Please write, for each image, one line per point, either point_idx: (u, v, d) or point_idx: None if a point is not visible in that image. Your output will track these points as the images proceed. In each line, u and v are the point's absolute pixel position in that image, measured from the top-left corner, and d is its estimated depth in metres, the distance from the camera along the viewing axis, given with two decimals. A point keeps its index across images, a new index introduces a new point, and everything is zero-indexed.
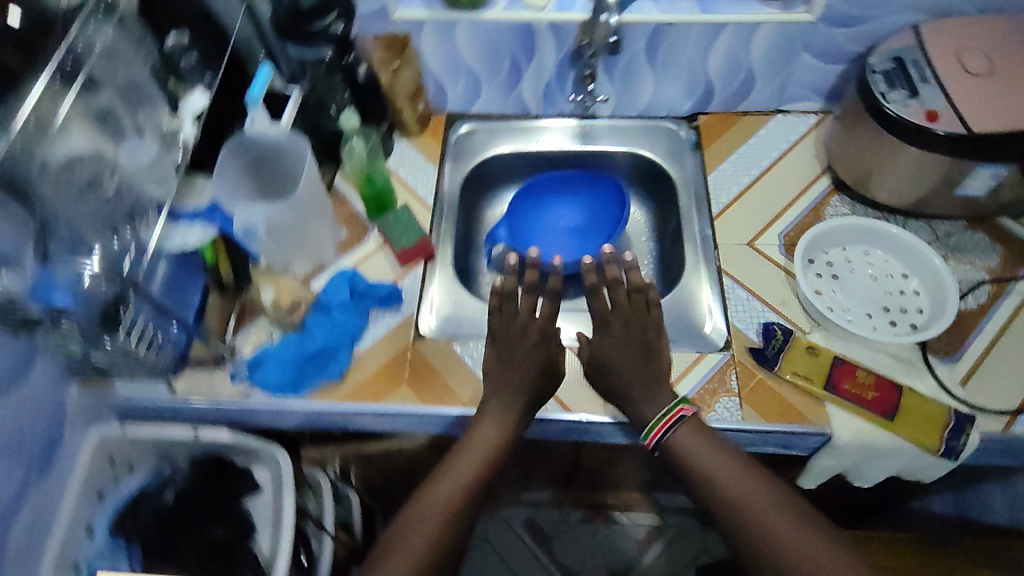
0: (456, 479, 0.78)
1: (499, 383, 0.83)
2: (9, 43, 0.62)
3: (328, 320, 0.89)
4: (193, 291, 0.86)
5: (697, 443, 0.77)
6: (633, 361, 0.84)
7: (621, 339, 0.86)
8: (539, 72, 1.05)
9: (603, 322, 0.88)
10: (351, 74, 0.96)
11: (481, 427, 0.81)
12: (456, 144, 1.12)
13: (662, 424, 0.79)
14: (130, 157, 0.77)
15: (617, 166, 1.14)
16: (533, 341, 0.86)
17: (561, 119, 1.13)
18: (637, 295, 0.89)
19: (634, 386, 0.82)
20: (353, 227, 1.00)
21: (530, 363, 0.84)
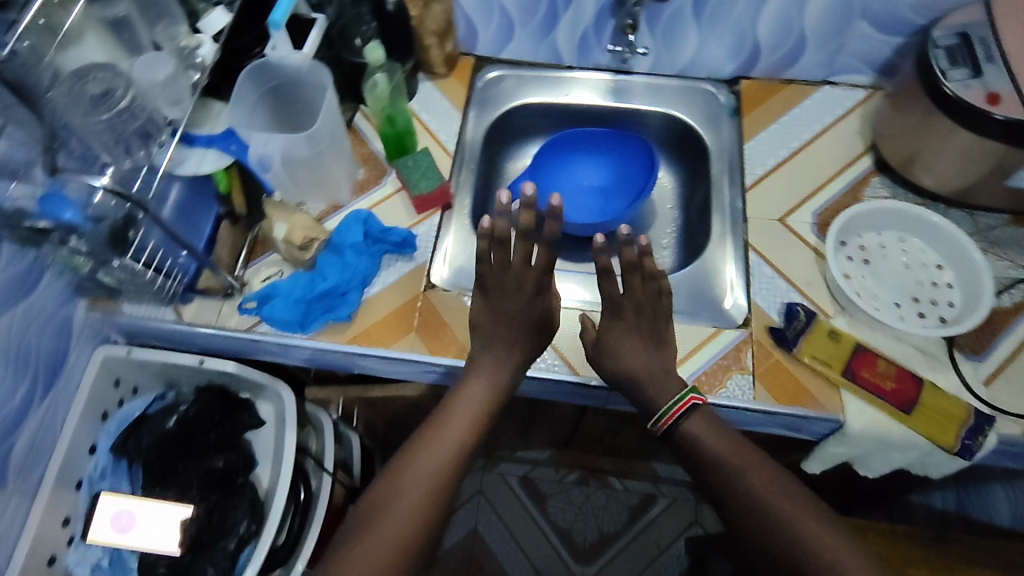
0: (449, 434, 0.75)
1: (488, 334, 0.82)
2: None
3: (340, 261, 0.87)
4: (205, 220, 0.86)
5: (707, 431, 0.74)
6: (646, 332, 0.82)
7: (634, 322, 0.83)
8: (577, 19, 0.99)
9: (613, 304, 0.84)
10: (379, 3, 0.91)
11: (473, 385, 0.80)
12: (483, 90, 1.08)
13: (673, 412, 0.76)
14: (144, 70, 0.73)
15: (649, 127, 1.09)
16: (527, 295, 0.83)
17: (595, 72, 1.08)
18: (649, 282, 0.84)
19: (642, 355, 0.81)
20: (373, 168, 0.98)
21: (522, 315, 0.82)
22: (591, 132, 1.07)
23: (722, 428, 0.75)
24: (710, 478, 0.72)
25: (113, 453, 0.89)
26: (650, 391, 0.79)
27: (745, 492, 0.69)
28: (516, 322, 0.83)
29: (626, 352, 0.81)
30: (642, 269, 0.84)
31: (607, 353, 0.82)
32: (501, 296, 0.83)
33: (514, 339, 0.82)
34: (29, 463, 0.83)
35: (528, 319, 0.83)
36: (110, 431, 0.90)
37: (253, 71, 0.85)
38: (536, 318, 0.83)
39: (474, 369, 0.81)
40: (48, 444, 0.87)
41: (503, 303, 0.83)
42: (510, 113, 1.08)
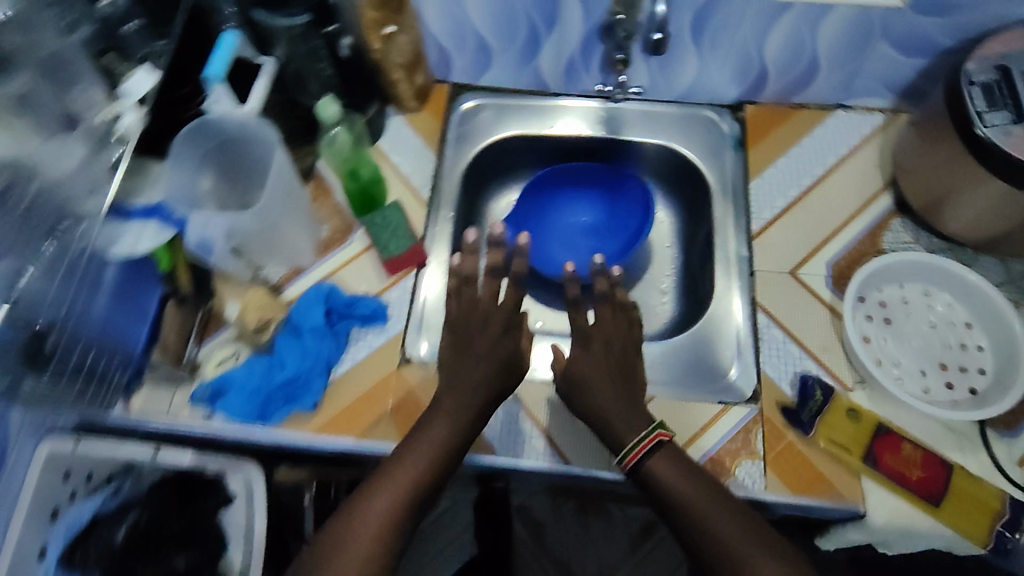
0: (390, 486, 0.65)
1: (452, 375, 0.72)
2: None
3: (299, 345, 0.78)
4: (148, 301, 0.77)
5: (675, 472, 0.65)
6: (615, 370, 0.74)
7: (602, 355, 0.75)
8: (560, 46, 0.87)
9: (586, 335, 0.76)
10: (333, 45, 0.80)
11: (429, 430, 0.69)
12: (459, 124, 0.96)
13: (636, 451, 0.67)
14: (55, 157, 0.64)
15: (648, 159, 0.98)
16: (494, 332, 0.75)
17: (582, 99, 0.97)
18: (613, 308, 0.78)
19: (611, 395, 0.72)
20: (338, 223, 0.88)
21: (490, 354, 0.73)
22: (577, 167, 0.97)
23: (694, 470, 0.66)
24: (686, 529, 0.62)
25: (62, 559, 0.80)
26: (616, 429, 0.70)
27: (724, 547, 0.59)
28: (479, 360, 0.73)
29: (592, 387, 0.73)
30: (615, 300, 0.78)
31: (580, 394, 0.73)
32: (466, 334, 0.74)
33: (468, 377, 0.72)
34: None
35: (491, 358, 0.73)
36: (59, 534, 0.80)
37: (183, 137, 0.74)
38: (501, 358, 0.74)
39: (433, 413, 0.70)
40: None
41: (468, 337, 0.74)
42: (490, 149, 0.97)
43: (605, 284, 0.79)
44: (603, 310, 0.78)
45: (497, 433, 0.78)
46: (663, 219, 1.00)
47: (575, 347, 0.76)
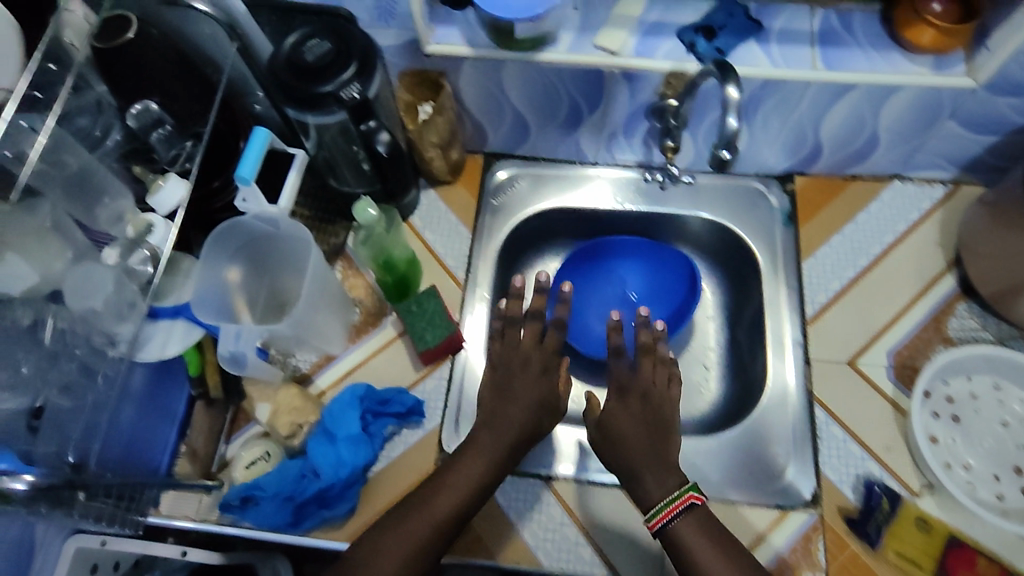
0: (413, 529, 0.62)
1: (489, 414, 0.70)
2: None
3: (332, 450, 0.73)
4: (177, 399, 0.75)
5: (700, 541, 0.62)
6: (651, 425, 0.69)
7: (638, 411, 0.70)
8: (603, 120, 0.85)
9: (624, 388, 0.73)
10: (369, 142, 0.72)
11: (461, 474, 0.65)
12: (494, 196, 0.94)
13: (665, 512, 0.63)
14: (82, 288, 0.61)
15: (692, 230, 0.93)
16: (532, 373, 0.72)
17: (618, 169, 0.94)
18: (655, 362, 0.74)
19: (645, 452, 0.67)
20: (370, 305, 0.84)
21: (527, 395, 0.71)
22: (628, 241, 0.93)
23: (723, 538, 0.62)
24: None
25: None
26: (642, 477, 0.66)
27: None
28: (518, 403, 0.70)
29: (622, 440, 0.68)
30: (657, 353, 0.75)
31: (604, 441, 0.70)
32: (506, 374, 0.72)
33: (507, 418, 0.69)
34: None
35: (530, 397, 0.71)
36: None
37: (214, 239, 0.71)
38: (536, 396, 0.71)
39: (473, 456, 0.67)
40: None
41: (511, 378, 0.72)
42: (523, 224, 0.93)
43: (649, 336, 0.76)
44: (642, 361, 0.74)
45: (541, 541, 0.73)
46: (710, 292, 0.94)
47: (612, 401, 0.72)
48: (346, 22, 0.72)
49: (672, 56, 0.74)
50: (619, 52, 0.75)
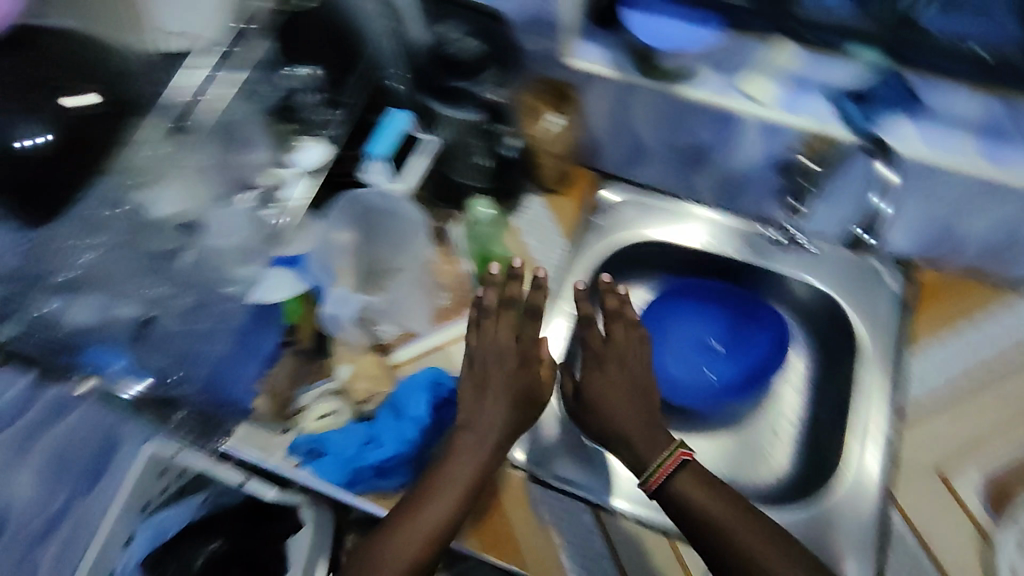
0: (424, 524, 0.64)
1: (472, 412, 0.70)
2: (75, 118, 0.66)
3: (400, 425, 0.73)
4: (265, 339, 0.73)
5: (697, 489, 0.66)
6: (631, 390, 0.74)
7: (618, 376, 0.75)
8: (726, 164, 0.85)
9: (601, 356, 0.76)
10: None
11: (451, 483, 0.66)
12: (599, 216, 0.95)
13: (662, 471, 0.67)
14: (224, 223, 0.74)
15: (794, 293, 0.91)
16: (510, 365, 0.72)
17: (733, 216, 0.93)
18: (621, 323, 0.78)
19: (633, 416, 0.71)
20: (458, 291, 0.83)
21: (507, 390, 0.71)
22: (725, 287, 0.93)
23: (718, 485, 0.67)
24: (716, 554, 0.64)
25: (147, 540, 0.83)
26: (637, 447, 0.69)
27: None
28: (500, 403, 0.71)
29: (610, 410, 0.72)
30: (625, 317, 0.78)
31: (591, 414, 0.73)
32: (487, 372, 0.72)
33: (491, 422, 0.69)
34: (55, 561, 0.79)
35: (510, 399, 0.71)
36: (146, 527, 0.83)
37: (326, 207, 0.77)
38: (519, 394, 0.71)
39: (460, 461, 0.67)
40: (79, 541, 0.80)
41: (494, 375, 0.72)
42: (623, 249, 0.94)
43: (615, 300, 0.79)
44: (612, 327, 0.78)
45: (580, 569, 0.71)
46: (801, 360, 0.90)
47: (589, 371, 0.76)
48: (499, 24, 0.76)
49: (814, 117, 0.73)
50: (765, 102, 0.74)
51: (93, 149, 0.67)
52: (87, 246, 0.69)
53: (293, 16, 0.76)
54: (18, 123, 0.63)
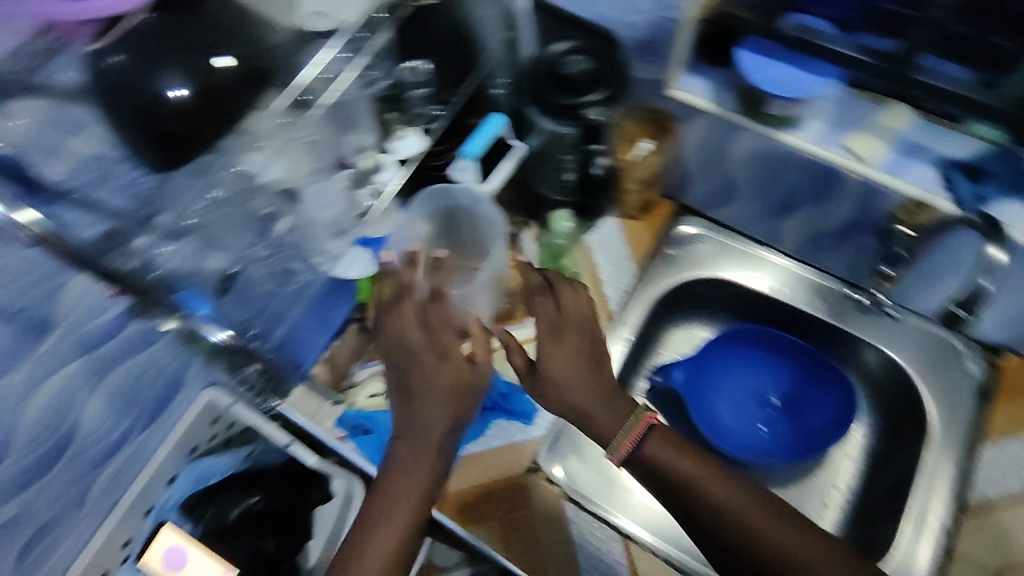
0: (389, 534, 0.60)
1: (406, 417, 0.63)
2: (180, 60, 0.58)
3: None
4: (337, 315, 0.82)
5: (670, 454, 0.65)
6: (585, 358, 0.67)
7: (575, 346, 0.67)
8: (820, 215, 0.84)
9: (555, 324, 0.69)
10: None
11: (395, 508, 0.61)
12: (673, 246, 0.94)
13: (628, 443, 0.64)
14: (318, 205, 0.71)
15: (863, 360, 0.91)
16: (430, 361, 0.63)
17: (809, 272, 0.93)
18: (564, 282, 0.72)
19: (591, 391, 0.65)
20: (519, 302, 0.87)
21: (442, 388, 0.63)
22: (793, 341, 0.93)
23: (690, 447, 0.66)
24: (703, 520, 0.63)
25: (190, 482, 0.89)
26: (600, 420, 0.65)
27: (770, 549, 0.61)
28: (432, 417, 0.62)
29: (568, 385, 0.65)
30: (560, 282, 0.72)
31: (548, 393, 0.66)
32: (407, 371, 0.64)
33: (424, 436, 0.62)
34: (109, 485, 0.85)
35: (443, 414, 0.62)
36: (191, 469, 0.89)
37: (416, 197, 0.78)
38: (449, 402, 0.63)
39: (399, 483, 0.61)
40: (132, 468, 0.87)
41: (420, 381, 0.63)
42: (691, 283, 0.94)
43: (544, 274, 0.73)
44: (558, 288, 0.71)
45: None
46: (858, 435, 0.90)
47: (541, 340, 0.68)
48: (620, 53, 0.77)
49: (923, 184, 0.71)
50: (868, 163, 0.73)
51: (218, 117, 0.59)
52: (205, 197, 0.63)
53: (423, 6, 0.71)
54: (159, 71, 0.57)
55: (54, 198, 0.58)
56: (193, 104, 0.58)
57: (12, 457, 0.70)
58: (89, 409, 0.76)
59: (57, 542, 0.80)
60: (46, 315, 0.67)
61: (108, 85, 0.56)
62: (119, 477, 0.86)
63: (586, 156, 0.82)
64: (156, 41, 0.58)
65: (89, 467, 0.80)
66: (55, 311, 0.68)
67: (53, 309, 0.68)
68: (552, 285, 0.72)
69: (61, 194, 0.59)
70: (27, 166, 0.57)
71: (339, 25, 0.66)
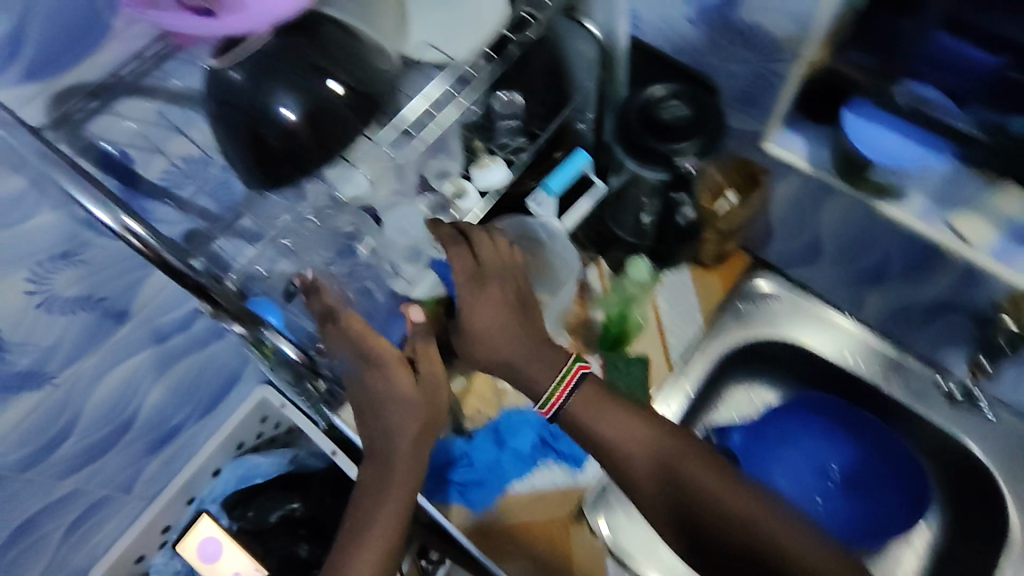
0: (380, 528, 0.64)
1: (372, 424, 0.64)
2: (302, 87, 0.46)
3: (495, 450, 0.80)
4: None
5: (598, 412, 0.63)
6: (509, 307, 0.65)
7: (501, 295, 0.65)
8: (911, 290, 0.80)
9: (479, 269, 0.65)
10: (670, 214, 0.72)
11: (376, 521, 0.64)
12: (745, 301, 0.92)
13: (557, 397, 0.63)
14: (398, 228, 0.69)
15: (937, 442, 0.86)
16: (368, 372, 0.62)
17: (887, 346, 0.90)
18: (489, 232, 0.67)
19: (518, 347, 0.64)
20: (579, 338, 0.85)
21: (396, 397, 0.62)
22: (840, 403, 0.89)
23: (620, 404, 0.64)
24: (638, 483, 0.61)
25: (234, 478, 0.93)
26: (529, 377, 0.64)
27: (711, 510, 0.58)
28: (397, 441, 0.63)
29: (494, 342, 0.64)
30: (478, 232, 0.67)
31: (473, 347, 0.65)
32: (357, 382, 0.63)
33: (394, 459, 0.63)
34: (156, 471, 0.88)
35: (406, 433, 0.62)
36: (236, 465, 0.93)
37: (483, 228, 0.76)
38: (415, 421, 0.63)
39: (378, 499, 0.64)
40: (183, 455, 0.91)
41: (384, 404, 0.62)
42: (760, 341, 0.91)
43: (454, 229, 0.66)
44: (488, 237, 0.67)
45: None
46: (928, 527, 0.85)
47: (461, 289, 0.65)
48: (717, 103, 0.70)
49: None
50: (973, 243, 0.68)
51: (315, 143, 0.47)
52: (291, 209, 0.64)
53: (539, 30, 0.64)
54: (267, 93, 0.45)
55: (153, 195, 0.61)
56: (300, 132, 0.46)
57: (75, 436, 0.72)
58: (151, 396, 0.78)
59: (106, 517, 0.85)
60: (125, 306, 0.66)
61: (219, 99, 0.46)
62: (170, 463, 0.89)
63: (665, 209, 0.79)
64: (276, 59, 0.46)
65: (144, 452, 0.83)
66: (134, 302, 0.67)
67: (132, 300, 0.67)
68: (469, 233, 0.66)
69: (157, 191, 0.62)
70: (130, 165, 0.58)
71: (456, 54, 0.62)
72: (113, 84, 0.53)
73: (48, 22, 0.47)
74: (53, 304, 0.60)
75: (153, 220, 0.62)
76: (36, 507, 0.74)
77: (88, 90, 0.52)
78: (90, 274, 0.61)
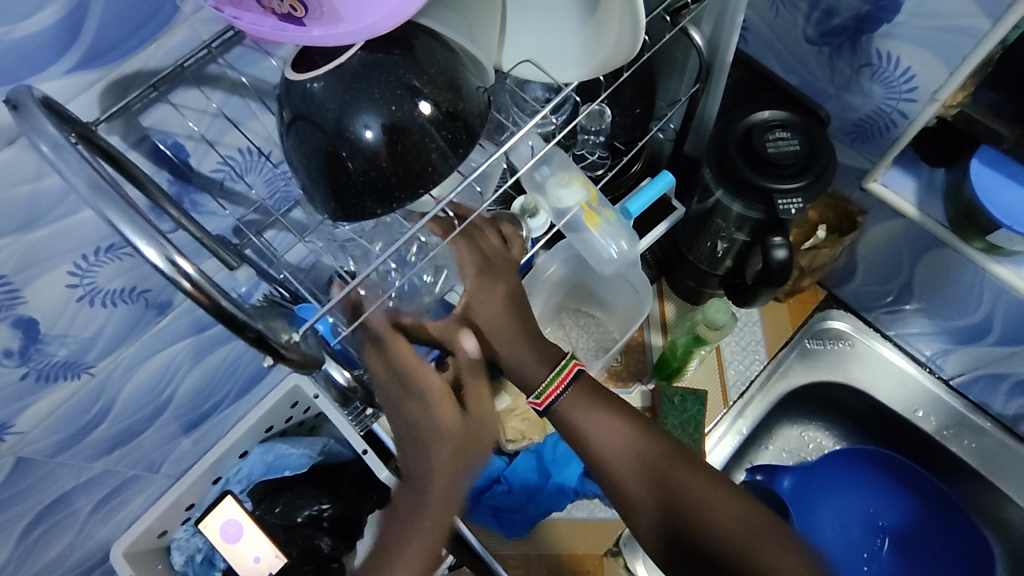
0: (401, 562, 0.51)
1: (406, 441, 0.54)
2: (391, 111, 0.40)
3: (537, 478, 0.75)
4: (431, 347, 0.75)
5: (590, 409, 0.56)
6: (519, 308, 0.59)
7: (511, 290, 0.59)
8: (1006, 357, 0.73)
9: (486, 262, 0.59)
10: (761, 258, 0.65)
11: (397, 562, 0.51)
12: (815, 340, 0.85)
13: (552, 387, 0.56)
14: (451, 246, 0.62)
15: (1007, 519, 0.79)
16: (407, 387, 0.53)
17: (972, 411, 0.82)
18: (493, 228, 0.62)
19: (520, 344, 0.58)
20: (632, 363, 0.85)
21: (443, 420, 0.53)
22: (899, 460, 0.83)
23: (614, 403, 0.57)
24: (633, 495, 0.54)
25: (262, 463, 0.89)
26: (524, 369, 0.57)
27: (711, 534, 0.51)
28: (430, 470, 0.52)
29: (503, 340, 0.58)
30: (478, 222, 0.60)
31: (481, 343, 0.59)
32: (394, 397, 0.54)
33: (428, 489, 0.52)
34: (186, 451, 0.86)
35: (443, 462, 0.52)
36: (265, 450, 0.89)
37: (552, 248, 0.74)
38: (455, 450, 0.53)
39: (400, 533, 0.52)
40: (212, 435, 0.88)
41: (422, 432, 0.53)
42: (829, 386, 0.85)
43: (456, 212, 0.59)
44: (481, 229, 0.61)
45: None
46: None
47: (468, 281, 0.58)
48: (829, 138, 0.64)
49: None
50: None
51: (397, 176, 0.41)
52: None
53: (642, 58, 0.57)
54: (351, 112, 0.39)
55: (206, 187, 0.56)
56: (381, 157, 0.40)
57: (108, 423, 0.69)
58: (187, 381, 0.74)
59: (131, 491, 0.83)
60: (167, 298, 0.62)
61: (295, 111, 0.40)
62: (199, 442, 0.86)
63: (745, 247, 0.72)
64: (363, 72, 0.39)
65: (175, 433, 0.80)
66: (177, 294, 0.63)
67: (174, 292, 0.62)
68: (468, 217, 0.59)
69: (210, 183, 0.56)
70: (186, 157, 0.53)
71: (573, 81, 0.50)
72: (176, 74, 0.47)
73: (112, 5, 0.41)
74: (95, 297, 0.57)
75: (200, 213, 0.57)
76: (67, 486, 0.73)
77: (150, 79, 0.46)
78: (135, 268, 0.57)
